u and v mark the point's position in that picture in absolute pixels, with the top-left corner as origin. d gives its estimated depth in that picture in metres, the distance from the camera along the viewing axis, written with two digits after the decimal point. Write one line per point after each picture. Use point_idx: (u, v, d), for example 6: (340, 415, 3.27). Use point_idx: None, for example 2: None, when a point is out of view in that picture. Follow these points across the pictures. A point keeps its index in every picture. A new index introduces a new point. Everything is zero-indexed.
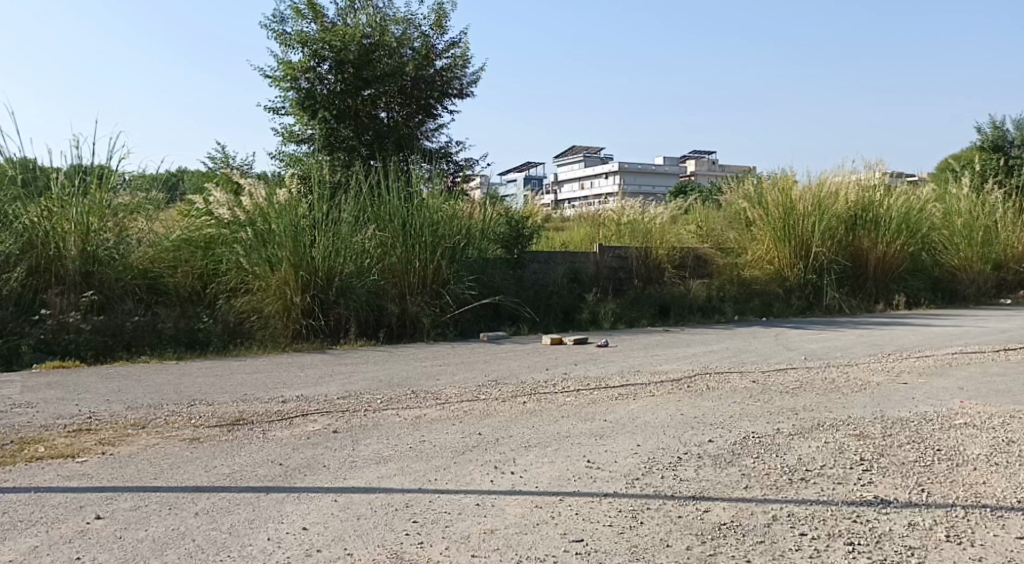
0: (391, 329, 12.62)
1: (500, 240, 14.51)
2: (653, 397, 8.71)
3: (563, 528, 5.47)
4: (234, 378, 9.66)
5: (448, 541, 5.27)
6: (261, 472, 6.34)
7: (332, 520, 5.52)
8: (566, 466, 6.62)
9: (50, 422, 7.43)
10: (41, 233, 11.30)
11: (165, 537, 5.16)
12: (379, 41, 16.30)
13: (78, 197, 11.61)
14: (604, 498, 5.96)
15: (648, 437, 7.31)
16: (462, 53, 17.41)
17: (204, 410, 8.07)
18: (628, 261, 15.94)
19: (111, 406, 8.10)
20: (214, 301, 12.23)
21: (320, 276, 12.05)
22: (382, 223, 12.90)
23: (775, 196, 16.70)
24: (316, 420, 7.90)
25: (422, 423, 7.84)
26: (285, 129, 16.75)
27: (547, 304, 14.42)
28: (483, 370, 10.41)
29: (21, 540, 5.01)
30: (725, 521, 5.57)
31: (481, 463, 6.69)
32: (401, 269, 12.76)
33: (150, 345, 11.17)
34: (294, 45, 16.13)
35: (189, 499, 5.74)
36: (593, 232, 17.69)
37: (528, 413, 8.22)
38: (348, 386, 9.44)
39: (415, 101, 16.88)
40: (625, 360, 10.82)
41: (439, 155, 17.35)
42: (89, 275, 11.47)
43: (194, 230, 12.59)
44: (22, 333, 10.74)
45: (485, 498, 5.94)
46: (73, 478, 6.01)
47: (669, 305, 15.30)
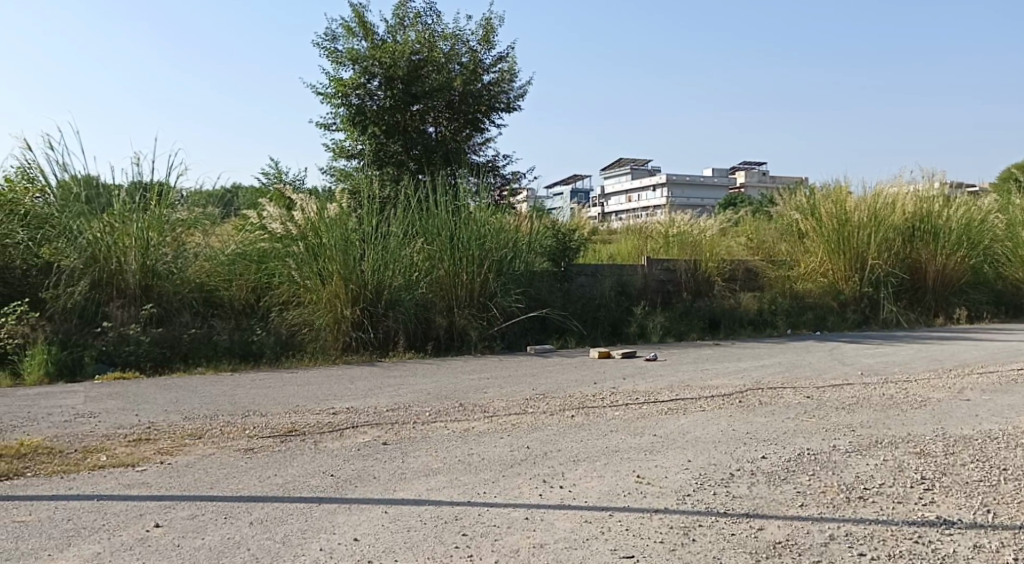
0: (439, 341, 12.69)
1: (548, 253, 14.64)
2: (704, 412, 8.63)
3: (614, 544, 5.44)
4: (286, 390, 9.80)
5: (498, 554, 5.27)
6: (313, 483, 6.41)
7: (382, 531, 5.55)
8: (616, 481, 6.58)
9: (111, 431, 7.60)
10: (103, 248, 11.55)
11: (222, 546, 5.23)
12: (427, 57, 16.47)
13: (139, 213, 11.88)
14: (655, 513, 5.91)
15: (700, 452, 7.24)
16: (509, 67, 17.51)
17: (257, 421, 8.19)
18: (676, 274, 15.80)
19: (169, 416, 8.26)
20: (267, 314, 12.42)
21: (370, 290, 12.17)
22: (430, 236, 13.02)
23: (829, 207, 16.55)
24: (366, 431, 7.97)
25: (471, 436, 7.86)
26: (336, 145, 17.00)
27: (595, 317, 14.40)
28: (531, 383, 10.41)
29: (84, 546, 5.12)
30: (780, 539, 5.49)
31: (530, 476, 6.69)
32: (449, 283, 12.86)
33: (206, 356, 11.40)
34: (345, 62, 16.38)
35: (244, 509, 5.82)
36: (641, 244, 17.61)
37: (577, 427, 8.20)
38: (397, 398, 9.51)
39: (463, 116, 16.99)
40: (674, 374, 10.73)
41: (486, 168, 17.43)
42: (149, 289, 11.72)
43: (248, 244, 12.82)
44: (85, 345, 11.02)
45: (535, 512, 5.93)
46: (133, 486, 6.14)
47: (719, 318, 15.20)
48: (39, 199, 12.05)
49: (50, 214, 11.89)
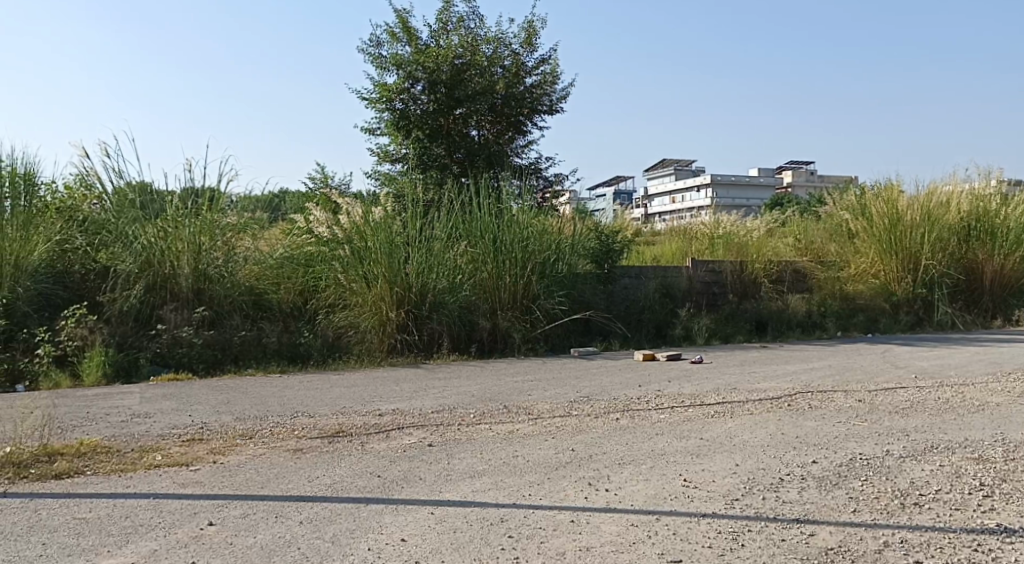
0: (482, 344, 12.71)
1: (591, 255, 14.42)
2: (752, 416, 8.54)
3: (661, 548, 5.41)
4: (333, 391, 9.89)
5: (545, 557, 5.26)
6: (361, 483, 6.46)
7: (430, 532, 5.58)
8: (663, 484, 6.54)
9: (166, 432, 7.74)
10: (157, 252, 11.82)
11: (273, 544, 5.29)
12: (471, 61, 16.53)
13: (191, 218, 12.10)
14: (703, 518, 5.86)
15: (748, 456, 7.16)
16: (552, 69, 17.51)
17: (305, 422, 8.28)
18: (723, 275, 15.61)
19: (221, 417, 8.38)
20: (314, 316, 12.56)
21: (414, 293, 12.23)
22: (473, 239, 13.08)
23: (880, 207, 16.31)
24: (411, 433, 8.01)
25: (516, 438, 7.86)
26: (380, 149, 17.16)
27: (639, 320, 14.34)
28: (576, 386, 10.39)
29: (141, 543, 5.22)
30: (833, 545, 5.42)
31: (576, 479, 6.67)
32: (493, 285, 12.89)
33: (256, 358, 11.58)
34: (390, 67, 16.53)
35: (295, 508, 5.89)
36: (685, 245, 17.49)
37: (622, 429, 8.16)
38: (442, 400, 9.54)
39: (506, 118, 16.98)
40: (721, 377, 10.63)
41: (529, 171, 17.44)
42: (200, 292, 11.90)
43: (295, 248, 12.97)
44: (140, 347, 11.25)
45: (581, 515, 5.91)
46: (187, 485, 6.24)
47: (767, 320, 15.08)
48: (97, 205, 12.42)
49: (107, 220, 12.24)
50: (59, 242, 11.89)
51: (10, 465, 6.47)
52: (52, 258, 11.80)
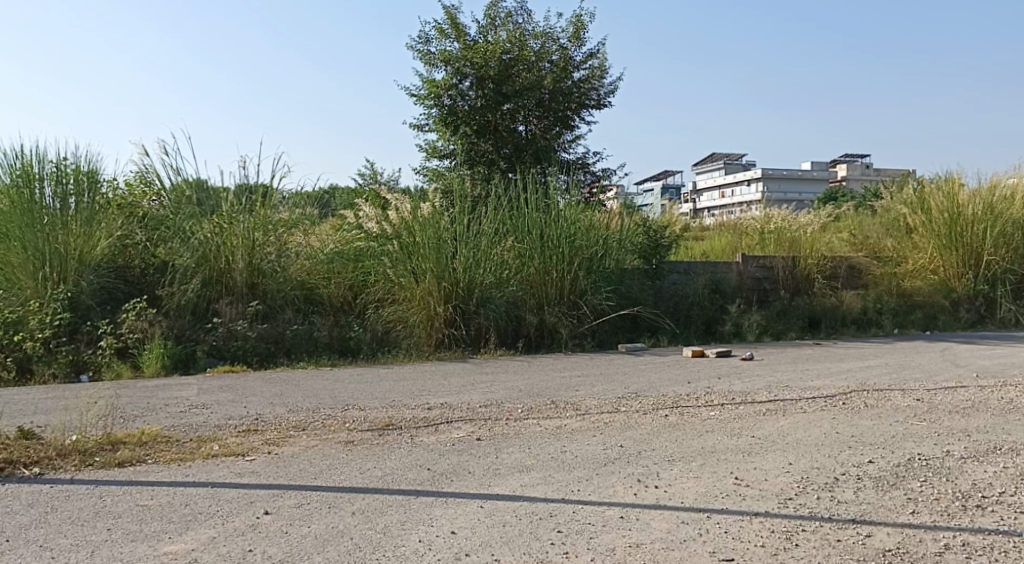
0: (529, 340, 12.71)
1: (639, 250, 14.34)
2: (804, 414, 8.41)
3: (713, 546, 5.36)
4: (383, 385, 9.97)
5: (595, 553, 5.24)
6: (411, 476, 6.51)
7: (480, 525, 5.60)
8: (713, 482, 6.48)
9: (222, 422, 7.87)
10: (213, 248, 12.04)
11: (327, 534, 5.35)
12: (518, 56, 16.51)
13: (245, 214, 12.34)
14: (755, 517, 5.80)
15: (801, 455, 7.06)
16: (600, 63, 17.44)
17: (356, 415, 8.35)
18: (774, 271, 15.41)
19: (274, 408, 8.49)
20: (364, 311, 12.68)
21: (462, 287, 12.25)
22: (520, 235, 13.10)
23: (940, 200, 15.96)
24: (460, 427, 8.04)
25: (563, 434, 7.85)
26: (428, 145, 17.26)
27: (688, 316, 14.25)
28: (624, 382, 10.33)
29: (200, 531, 5.31)
30: (890, 547, 5.32)
31: (624, 475, 6.64)
32: (540, 278, 12.88)
33: (307, 352, 11.68)
34: (438, 63, 16.59)
35: (347, 499, 5.94)
36: (735, 240, 17.29)
37: (671, 426, 8.10)
38: (490, 394, 9.57)
39: (553, 114, 16.94)
40: (772, 374, 10.48)
41: (576, 166, 17.39)
42: (254, 287, 12.11)
43: (345, 243, 13.11)
44: (197, 340, 11.41)
45: (630, 512, 5.89)
46: (244, 475, 6.34)
47: (819, 317, 14.86)
48: (155, 202, 12.68)
49: (165, 216, 12.50)
50: (120, 238, 12.14)
51: (76, 452, 6.63)
52: (114, 252, 12.06)
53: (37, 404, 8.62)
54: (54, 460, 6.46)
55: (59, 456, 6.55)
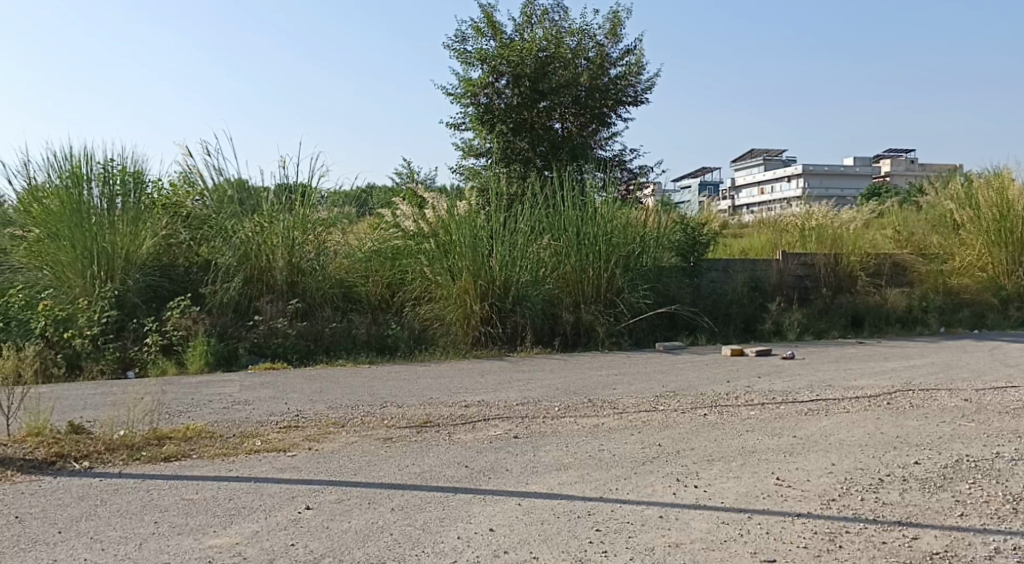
0: (566, 337, 12.69)
1: (676, 248, 14.23)
2: (847, 414, 8.28)
3: (754, 547, 5.29)
4: (421, 382, 9.99)
5: (634, 552, 5.20)
6: (449, 473, 6.50)
7: (518, 523, 5.57)
8: (754, 482, 6.40)
9: (264, 418, 7.93)
10: (254, 247, 12.16)
11: (366, 530, 5.36)
12: (554, 54, 16.47)
13: (284, 214, 12.46)
14: (797, 518, 5.71)
15: (844, 455, 6.96)
16: (637, 59, 17.35)
17: (394, 412, 8.37)
18: (815, 269, 15.19)
19: (314, 405, 8.56)
20: (401, 309, 12.73)
21: (498, 285, 12.23)
22: (557, 232, 13.06)
23: (989, 196, 15.87)
24: (497, 424, 8.03)
25: (601, 432, 7.80)
26: (464, 143, 17.28)
27: (726, 314, 14.14)
28: (661, 380, 10.25)
29: (244, 525, 5.35)
30: (938, 550, 5.21)
31: (663, 475, 6.58)
32: (576, 278, 12.84)
33: (346, 349, 11.77)
34: (474, 62, 16.57)
35: (386, 495, 5.96)
36: (775, 238, 17.04)
37: (710, 425, 8.03)
38: (527, 392, 9.55)
39: (589, 111, 16.88)
40: (813, 373, 10.35)
41: (613, 163, 17.31)
42: (295, 285, 12.22)
43: (382, 242, 13.15)
44: (239, 337, 11.55)
45: (670, 511, 5.83)
46: (286, 470, 6.39)
47: (863, 316, 14.63)
48: (198, 202, 12.81)
49: (208, 216, 12.64)
50: (164, 237, 12.27)
51: (123, 447, 6.72)
52: (159, 252, 12.20)
53: (86, 399, 8.77)
54: (103, 454, 6.56)
55: (108, 450, 6.64)
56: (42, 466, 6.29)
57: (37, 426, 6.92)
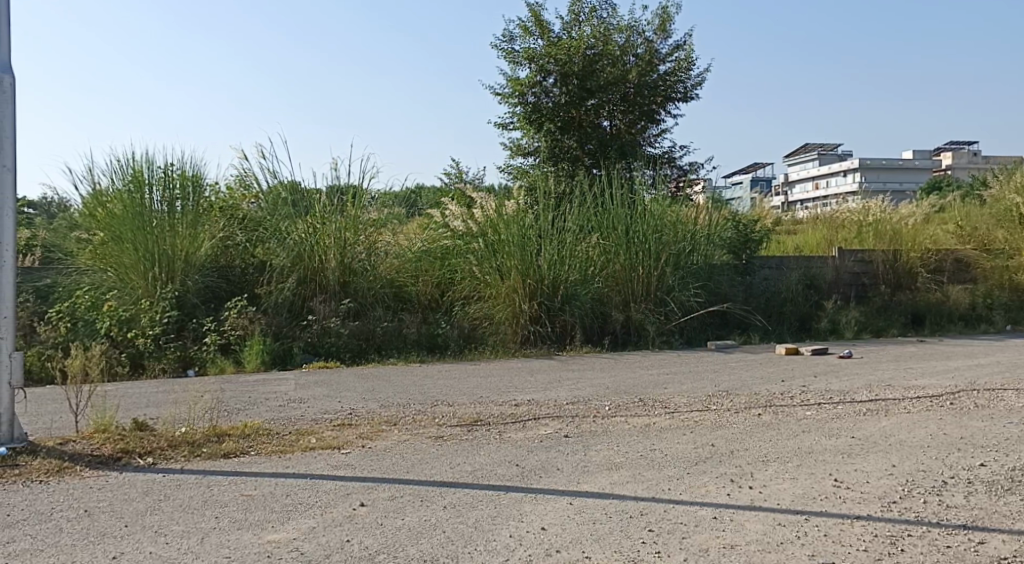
0: (616, 336, 12.59)
1: (728, 245, 14.14)
2: (908, 414, 8.07)
3: (811, 549, 5.16)
4: (471, 381, 9.98)
5: (688, 553, 5.10)
6: (500, 471, 6.48)
7: (569, 522, 5.52)
8: (811, 484, 6.25)
9: (318, 416, 7.99)
10: (307, 248, 12.26)
11: (419, 527, 5.35)
12: (602, 51, 16.36)
13: (336, 215, 12.57)
14: (857, 520, 5.57)
15: (905, 457, 6.77)
16: (687, 55, 17.19)
17: (445, 411, 8.36)
18: (873, 265, 14.88)
19: (367, 403, 8.59)
20: (451, 308, 12.76)
21: (546, 284, 12.18)
22: (605, 231, 12.94)
23: None
24: (547, 423, 7.98)
25: (653, 432, 7.70)
26: (513, 143, 17.25)
27: (780, 313, 13.93)
28: (714, 380, 10.11)
29: (301, 520, 5.38)
30: (1006, 555, 5.04)
31: (717, 475, 6.48)
32: (626, 276, 12.74)
33: (397, 348, 11.83)
34: (522, 61, 16.51)
35: (439, 493, 5.94)
36: (830, 235, 16.70)
37: (765, 426, 7.88)
38: (577, 391, 9.48)
39: (638, 108, 16.74)
40: (871, 373, 10.10)
41: (662, 160, 17.14)
42: (347, 285, 12.32)
43: (431, 242, 13.17)
44: (293, 336, 11.69)
45: (724, 512, 5.72)
46: (341, 467, 6.42)
47: (923, 313, 14.37)
48: (253, 204, 12.94)
49: (263, 218, 12.78)
50: (222, 239, 12.44)
51: (185, 443, 6.81)
52: (216, 253, 12.36)
53: (149, 397, 8.95)
54: (166, 451, 6.65)
55: (170, 447, 6.73)
56: (108, 462, 6.41)
57: (104, 423, 7.06)
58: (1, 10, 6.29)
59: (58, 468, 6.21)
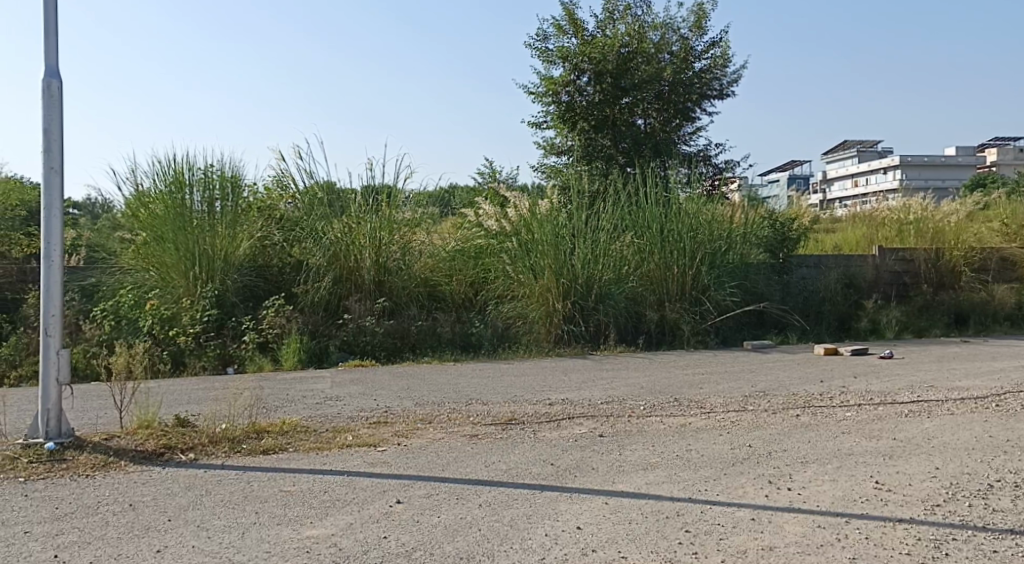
0: (650, 336, 12.48)
1: (764, 244, 13.98)
2: (951, 416, 7.90)
3: (853, 552, 5.07)
4: (505, 380, 9.96)
5: (726, 554, 5.03)
6: (535, 470, 6.44)
7: (605, 522, 5.47)
8: (852, 486, 6.14)
9: (354, 414, 8.01)
10: (343, 247, 12.32)
11: (455, 525, 5.33)
12: (637, 49, 16.27)
13: (371, 214, 12.57)
14: (899, 523, 5.46)
15: (949, 459, 6.62)
16: (723, 52, 17.05)
17: (479, 410, 8.34)
18: (915, 264, 14.62)
19: (402, 402, 8.59)
20: (484, 308, 12.73)
21: (580, 283, 12.12)
22: (640, 230, 12.85)
23: None
24: (582, 423, 7.93)
25: (689, 432, 7.62)
26: (547, 142, 17.19)
27: (819, 312, 13.76)
28: (751, 380, 9.98)
29: (338, 517, 5.38)
30: None
31: (755, 476, 6.39)
32: (661, 275, 12.64)
33: (432, 347, 11.84)
34: (556, 60, 16.44)
35: (474, 491, 5.92)
36: (870, 233, 16.46)
37: (803, 427, 7.76)
38: (611, 391, 9.40)
39: (673, 106, 16.62)
40: (913, 374, 9.91)
41: (698, 158, 17.00)
42: (381, 284, 12.34)
43: (465, 241, 13.18)
44: (330, 335, 11.77)
45: (762, 514, 5.63)
46: (377, 465, 6.42)
47: (967, 313, 14.10)
48: (290, 204, 12.99)
49: (300, 217, 12.83)
50: (260, 239, 12.50)
51: (226, 439, 6.85)
52: (254, 253, 12.45)
53: (190, 394, 9.02)
54: (207, 447, 6.70)
55: (211, 443, 6.78)
56: (151, 457, 6.47)
57: (147, 418, 7.12)
58: (49, 15, 6.40)
59: (103, 463, 6.27)
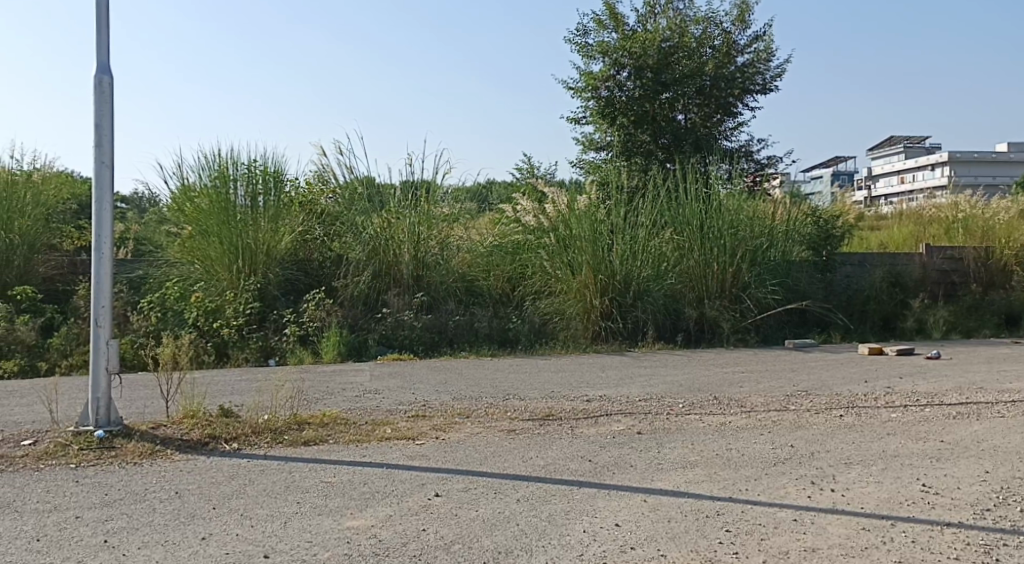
0: (689, 333, 12.33)
1: (807, 241, 13.77)
2: (1001, 419, 7.71)
3: (899, 555, 4.95)
4: (542, 376, 9.90)
5: (768, 555, 4.94)
6: (573, 466, 6.39)
7: (644, 520, 5.40)
8: (898, 488, 6.01)
9: (392, 407, 8.01)
10: (383, 241, 12.38)
11: (493, 519, 5.29)
12: (678, 43, 16.13)
13: (410, 209, 12.62)
14: (947, 527, 5.33)
15: (999, 463, 6.46)
16: (766, 46, 16.85)
17: (517, 405, 8.30)
18: (963, 263, 14.36)
19: (440, 396, 8.59)
20: (521, 303, 12.69)
21: (618, 280, 12.05)
22: (680, 226, 12.72)
23: None
24: (620, 420, 7.85)
25: (728, 431, 7.51)
26: (586, 137, 17.05)
27: (863, 312, 13.58)
28: (792, 379, 9.83)
29: (379, 508, 5.38)
30: None
31: (797, 476, 6.27)
32: (701, 271, 12.50)
33: (469, 342, 11.80)
34: (596, 55, 16.31)
35: (512, 486, 5.88)
36: (917, 232, 16.18)
37: (847, 427, 7.61)
38: (650, 388, 9.32)
39: (714, 101, 16.45)
40: (961, 375, 9.69)
41: (739, 154, 16.80)
42: (419, 279, 12.37)
43: (503, 237, 13.15)
44: (368, 329, 11.79)
45: (805, 515, 5.53)
46: (415, 458, 6.42)
47: (1019, 313, 13.70)
48: (331, 199, 13.06)
49: (340, 212, 12.89)
50: (301, 233, 12.59)
51: (268, 430, 6.89)
52: (295, 247, 12.53)
53: (233, 385, 9.09)
54: (250, 437, 6.74)
55: (254, 433, 6.82)
56: (196, 446, 6.52)
57: (192, 408, 7.19)
58: (100, 10, 6.48)
59: (149, 451, 6.33)
